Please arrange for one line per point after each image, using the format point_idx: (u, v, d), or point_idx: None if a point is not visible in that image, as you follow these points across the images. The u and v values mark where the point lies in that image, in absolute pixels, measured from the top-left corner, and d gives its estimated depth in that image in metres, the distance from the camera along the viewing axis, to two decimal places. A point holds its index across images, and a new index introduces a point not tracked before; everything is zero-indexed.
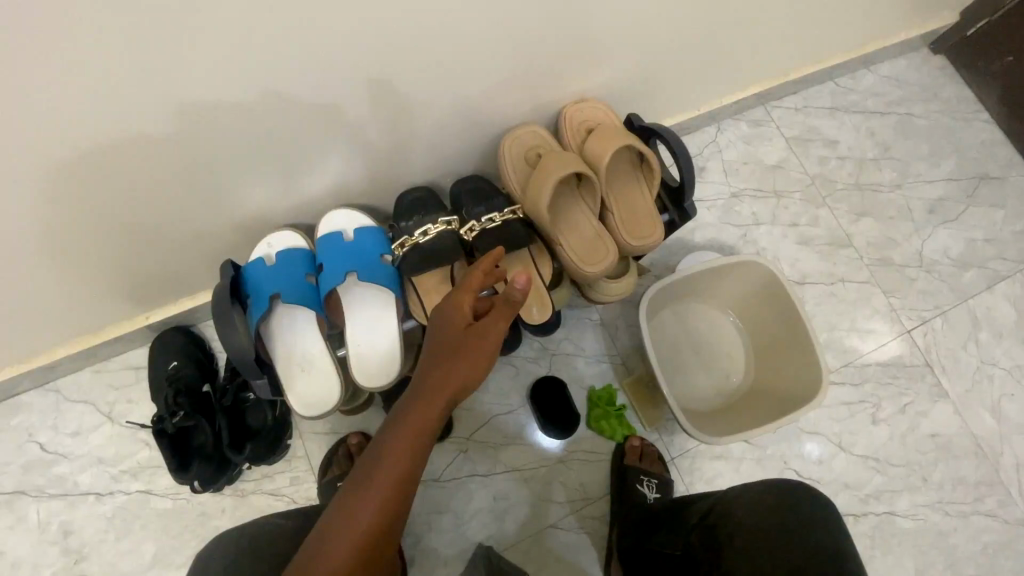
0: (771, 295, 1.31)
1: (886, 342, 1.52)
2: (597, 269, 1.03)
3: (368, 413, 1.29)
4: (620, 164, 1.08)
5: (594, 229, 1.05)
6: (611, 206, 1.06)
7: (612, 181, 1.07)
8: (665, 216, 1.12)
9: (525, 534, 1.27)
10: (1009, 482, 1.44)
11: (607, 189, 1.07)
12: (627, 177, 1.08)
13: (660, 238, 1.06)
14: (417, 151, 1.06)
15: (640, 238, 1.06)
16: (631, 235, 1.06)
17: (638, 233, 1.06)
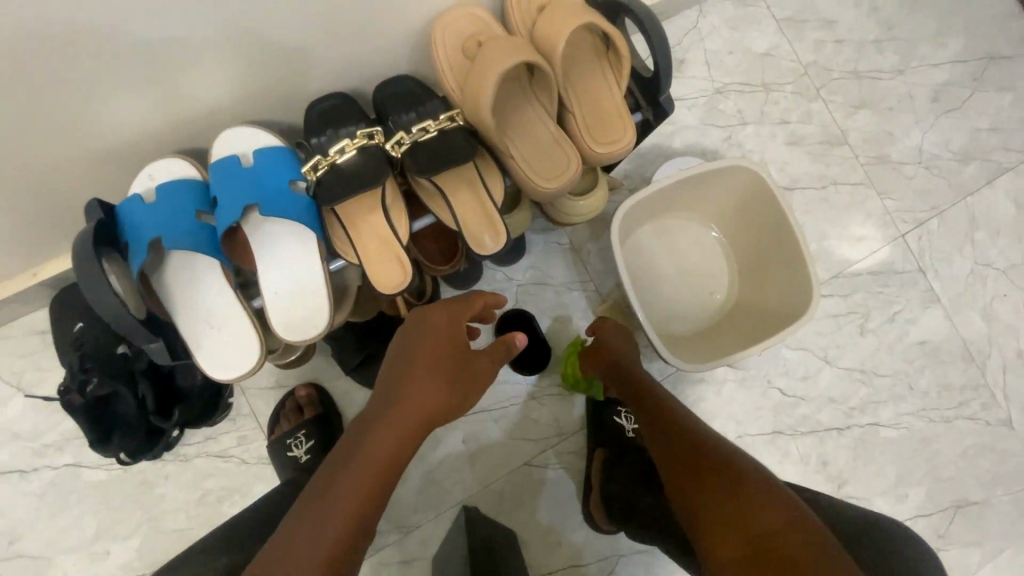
0: (760, 205, 1.16)
1: (879, 248, 1.41)
2: (555, 186, 0.85)
3: (316, 362, 1.17)
4: (580, 52, 0.88)
5: (550, 135, 0.87)
6: (570, 105, 0.87)
7: (571, 74, 0.87)
8: (638, 115, 0.93)
9: (499, 475, 1.21)
10: (993, 385, 1.40)
11: (565, 85, 0.87)
12: (589, 68, 0.88)
13: (632, 141, 0.87)
14: (329, 49, 0.85)
15: (607, 143, 0.88)
16: (596, 139, 0.88)
17: (604, 136, 0.88)
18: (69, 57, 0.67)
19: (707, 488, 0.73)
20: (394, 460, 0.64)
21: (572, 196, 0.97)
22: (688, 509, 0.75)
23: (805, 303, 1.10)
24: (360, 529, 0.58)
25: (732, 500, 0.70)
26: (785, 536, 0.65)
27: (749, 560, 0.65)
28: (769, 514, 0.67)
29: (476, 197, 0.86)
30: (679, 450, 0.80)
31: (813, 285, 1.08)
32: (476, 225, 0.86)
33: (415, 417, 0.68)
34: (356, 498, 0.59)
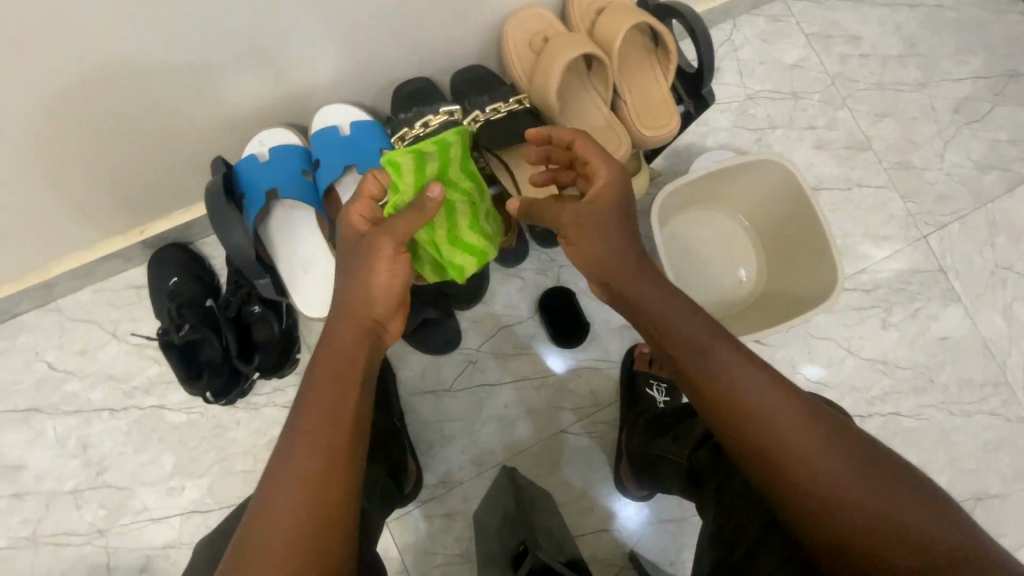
0: (790, 197, 1.25)
1: (901, 248, 1.48)
2: None
3: None
4: (633, 49, 1.00)
5: (604, 118, 0.99)
6: (623, 93, 0.99)
7: (624, 67, 0.99)
8: (681, 107, 1.04)
9: (538, 440, 1.30)
10: (1013, 383, 1.45)
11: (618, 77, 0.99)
12: (641, 63, 1.00)
13: (675, 128, 0.98)
14: (416, 41, 0.98)
15: (654, 128, 0.99)
16: (644, 125, 0.99)
17: (651, 122, 0.99)
18: (216, 40, 0.81)
19: (780, 425, 0.70)
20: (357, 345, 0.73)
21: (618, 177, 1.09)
22: (748, 445, 0.71)
23: (830, 286, 1.18)
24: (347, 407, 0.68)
25: (812, 441, 0.68)
26: (868, 474, 0.67)
27: (838, 501, 0.65)
28: (851, 453, 0.68)
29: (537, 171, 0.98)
30: (733, 378, 0.72)
31: (838, 270, 1.16)
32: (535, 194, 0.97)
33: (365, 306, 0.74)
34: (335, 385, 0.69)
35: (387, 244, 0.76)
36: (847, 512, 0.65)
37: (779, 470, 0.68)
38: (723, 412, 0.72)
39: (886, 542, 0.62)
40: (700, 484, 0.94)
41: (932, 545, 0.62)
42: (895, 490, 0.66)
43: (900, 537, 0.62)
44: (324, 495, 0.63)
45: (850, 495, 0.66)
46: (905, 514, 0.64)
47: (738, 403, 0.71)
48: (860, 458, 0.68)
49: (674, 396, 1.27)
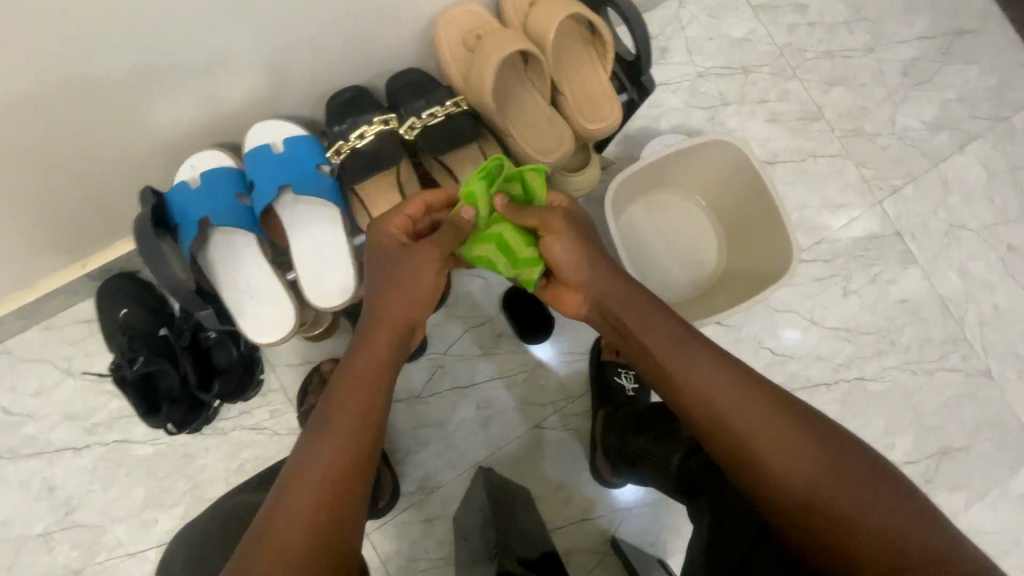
0: (742, 175, 1.26)
1: (857, 216, 1.50)
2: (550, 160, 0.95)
3: (339, 339, 1.27)
4: (568, 41, 0.97)
5: (545, 114, 0.96)
6: (563, 87, 0.97)
7: (563, 60, 0.97)
8: (625, 96, 1.03)
9: (513, 437, 1.30)
10: (971, 338, 1.49)
11: (556, 71, 0.97)
12: (579, 54, 0.98)
13: (619, 119, 0.97)
14: (346, 48, 0.95)
15: (597, 120, 0.97)
16: (587, 117, 0.98)
17: (594, 114, 0.97)
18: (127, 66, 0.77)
19: (751, 419, 0.72)
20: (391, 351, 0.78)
21: (567, 171, 1.08)
22: (721, 436, 0.73)
23: (786, 261, 1.19)
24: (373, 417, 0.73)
25: (778, 437, 0.71)
26: (833, 461, 0.69)
27: (810, 488, 0.68)
28: (821, 443, 0.70)
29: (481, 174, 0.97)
30: (705, 376, 0.76)
31: (793, 245, 1.17)
32: None
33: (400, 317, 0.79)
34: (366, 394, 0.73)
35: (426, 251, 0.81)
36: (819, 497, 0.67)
37: (753, 462, 0.71)
38: (701, 410, 0.75)
39: (860, 524, 0.64)
40: (696, 491, 0.91)
41: (899, 529, 0.63)
42: (860, 476, 0.68)
43: (870, 520, 0.64)
44: (340, 494, 0.66)
45: (822, 483, 0.68)
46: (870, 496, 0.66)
47: (714, 399, 0.74)
48: (827, 445, 0.70)
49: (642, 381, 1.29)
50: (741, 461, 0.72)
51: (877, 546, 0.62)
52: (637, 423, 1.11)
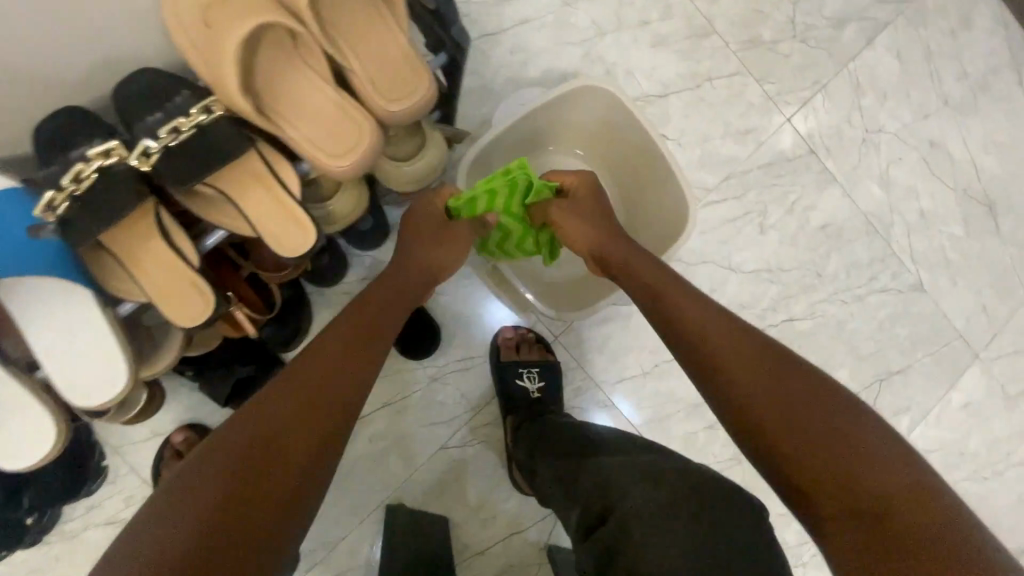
0: (619, 124, 1.08)
1: (766, 140, 1.33)
2: (346, 165, 0.73)
3: (189, 401, 1.08)
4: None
5: (332, 103, 0.73)
6: (350, 62, 0.73)
7: (343, 24, 0.73)
8: (442, 55, 0.83)
9: (418, 464, 1.16)
10: (900, 253, 1.37)
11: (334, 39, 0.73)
12: (363, 13, 0.73)
13: (430, 94, 0.75)
14: (37, 59, 0.69)
15: (402, 100, 0.75)
16: (388, 97, 0.74)
17: (397, 92, 0.75)
18: None
19: (771, 381, 0.70)
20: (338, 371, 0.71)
21: (391, 163, 0.91)
22: (745, 391, 0.70)
23: (682, 215, 1.03)
24: (291, 445, 0.61)
25: (792, 405, 0.67)
26: (846, 433, 0.63)
27: (818, 452, 0.63)
28: (833, 415, 0.65)
29: (266, 193, 0.74)
30: (731, 335, 0.76)
31: (687, 198, 1.01)
32: (275, 225, 0.75)
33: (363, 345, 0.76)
34: (280, 414, 0.63)
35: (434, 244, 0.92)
36: (823, 463, 0.62)
37: (766, 422, 0.67)
38: (730, 364, 0.73)
39: (871, 492, 0.59)
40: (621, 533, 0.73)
41: (922, 511, 0.56)
42: (872, 452, 0.61)
43: (884, 491, 0.58)
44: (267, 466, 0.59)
45: (828, 449, 0.62)
46: (893, 474, 0.59)
47: (723, 350, 0.75)
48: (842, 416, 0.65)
49: (546, 377, 1.15)
50: (750, 417, 0.69)
51: (887, 516, 0.56)
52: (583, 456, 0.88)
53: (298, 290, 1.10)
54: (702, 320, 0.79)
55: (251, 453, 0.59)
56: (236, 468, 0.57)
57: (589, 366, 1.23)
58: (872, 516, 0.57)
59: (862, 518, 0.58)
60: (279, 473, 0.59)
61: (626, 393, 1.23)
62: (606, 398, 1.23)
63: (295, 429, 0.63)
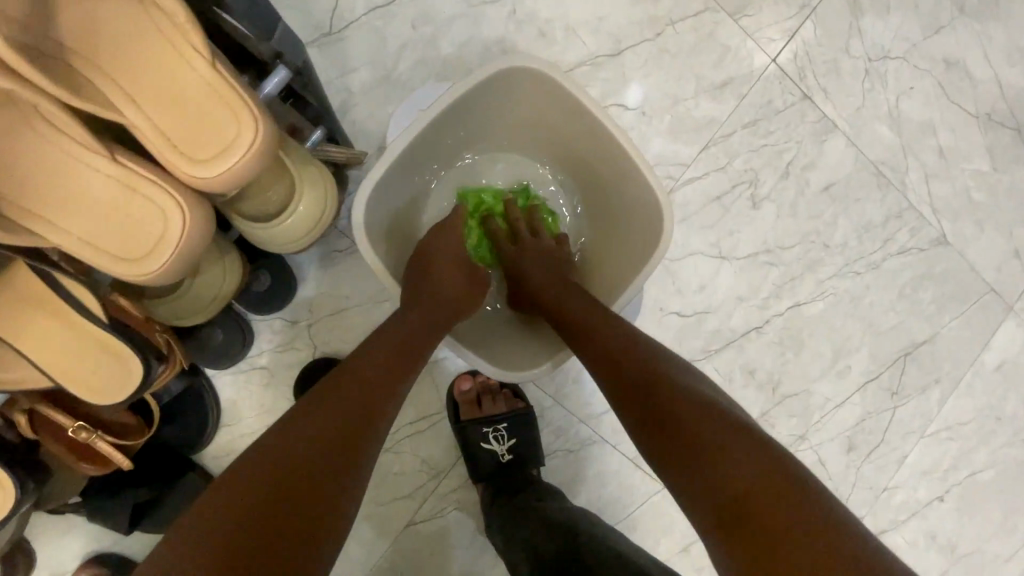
0: (559, 108, 0.83)
1: (748, 91, 1.08)
2: (148, 266, 0.50)
3: (87, 531, 0.88)
4: (109, 24, 0.50)
5: (113, 180, 0.50)
6: (124, 115, 0.49)
7: (111, 66, 0.50)
8: (270, 77, 0.59)
9: (383, 549, 0.98)
10: (919, 203, 1.15)
11: (106, 90, 0.50)
12: (136, 44, 0.50)
13: (252, 138, 0.50)
14: None
15: (211, 155, 0.50)
16: (191, 155, 0.50)
17: (202, 146, 0.50)
18: None
19: (651, 395, 0.63)
20: (370, 394, 0.62)
21: (254, 223, 0.68)
22: (640, 425, 0.63)
23: (654, 213, 0.81)
24: (315, 476, 0.53)
25: (674, 418, 0.60)
26: (720, 435, 0.57)
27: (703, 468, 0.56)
28: (711, 419, 0.58)
29: (81, 328, 0.60)
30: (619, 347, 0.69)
31: (656, 192, 0.79)
32: (104, 364, 0.61)
33: (398, 360, 0.67)
34: (302, 437, 0.54)
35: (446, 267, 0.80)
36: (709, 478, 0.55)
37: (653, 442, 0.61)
38: (619, 387, 0.67)
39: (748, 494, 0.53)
40: None
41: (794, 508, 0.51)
42: (747, 451, 0.55)
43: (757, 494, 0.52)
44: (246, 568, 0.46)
45: (709, 461, 0.56)
46: (766, 474, 0.54)
47: (613, 367, 0.68)
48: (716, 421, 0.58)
49: (516, 430, 0.97)
50: (649, 440, 0.62)
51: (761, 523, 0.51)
52: (582, 565, 0.73)
53: (194, 377, 0.87)
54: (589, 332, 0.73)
55: (265, 485, 0.50)
56: (246, 505, 0.49)
57: (569, 401, 1.03)
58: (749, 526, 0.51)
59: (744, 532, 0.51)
60: (299, 509, 0.50)
61: (619, 424, 1.03)
62: (594, 434, 1.03)
63: (314, 458, 0.53)
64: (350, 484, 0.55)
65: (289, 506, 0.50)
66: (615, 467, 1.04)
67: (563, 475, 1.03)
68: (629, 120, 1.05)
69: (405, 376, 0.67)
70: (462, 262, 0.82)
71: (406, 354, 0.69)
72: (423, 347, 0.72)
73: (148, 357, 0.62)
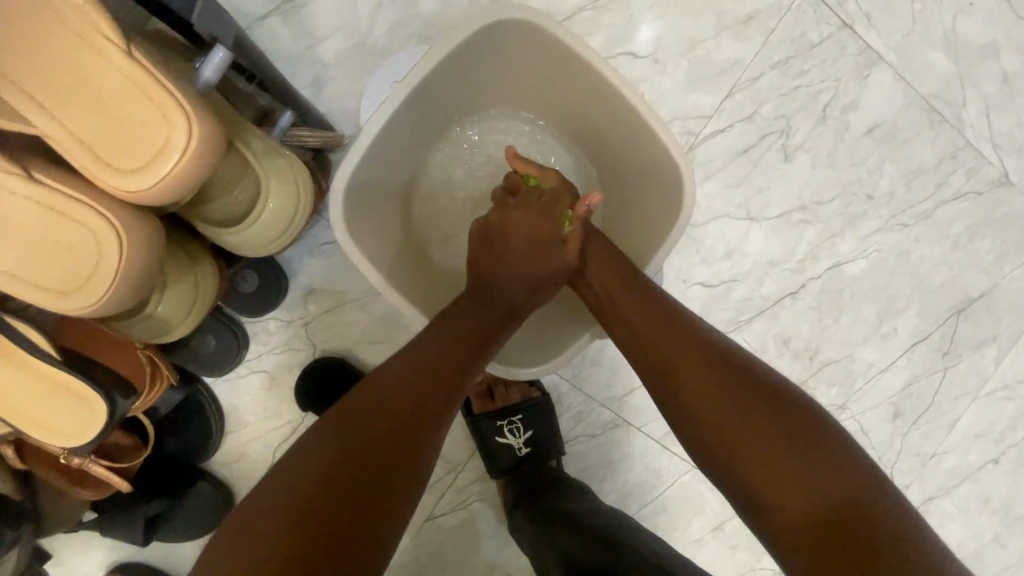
0: (556, 63, 0.72)
1: (778, 23, 0.94)
2: (84, 299, 0.46)
3: (105, 543, 0.87)
4: (2, 20, 0.43)
5: (35, 202, 0.45)
6: (42, 128, 0.44)
7: (19, 68, 0.44)
8: (210, 64, 0.51)
9: (403, 546, 0.95)
10: (979, 139, 1.00)
11: (18, 101, 0.44)
12: (49, 42, 0.44)
13: (189, 139, 0.44)
14: None
15: (138, 163, 0.44)
16: (117, 168, 0.44)
17: (129, 155, 0.44)
18: None
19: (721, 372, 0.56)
20: (418, 405, 0.55)
21: (221, 229, 0.61)
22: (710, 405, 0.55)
23: (671, 175, 0.71)
24: (364, 508, 0.48)
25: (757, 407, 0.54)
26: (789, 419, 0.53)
27: (813, 499, 0.48)
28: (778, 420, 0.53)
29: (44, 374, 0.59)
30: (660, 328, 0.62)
31: (671, 152, 0.69)
32: (65, 408, 0.60)
33: (430, 361, 0.59)
34: (342, 466, 0.49)
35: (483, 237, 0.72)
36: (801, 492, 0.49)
37: (715, 450, 0.54)
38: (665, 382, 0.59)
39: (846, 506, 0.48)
40: None
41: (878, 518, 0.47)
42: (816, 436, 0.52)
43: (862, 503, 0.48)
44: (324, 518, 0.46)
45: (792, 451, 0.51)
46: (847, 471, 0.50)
47: (657, 353, 0.61)
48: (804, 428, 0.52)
49: (533, 421, 0.92)
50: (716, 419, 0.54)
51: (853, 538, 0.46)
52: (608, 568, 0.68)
53: (190, 386, 0.83)
54: (627, 320, 0.65)
55: (309, 517, 0.45)
56: (286, 545, 0.44)
57: (589, 384, 0.96)
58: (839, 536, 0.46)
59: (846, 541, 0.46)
60: (346, 544, 0.46)
61: (642, 406, 0.97)
62: (617, 417, 0.97)
63: (366, 490, 0.48)
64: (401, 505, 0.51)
65: (324, 547, 0.45)
66: (640, 450, 0.98)
67: (586, 461, 0.98)
68: (640, 69, 0.92)
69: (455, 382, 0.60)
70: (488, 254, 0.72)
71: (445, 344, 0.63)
72: (480, 351, 0.64)
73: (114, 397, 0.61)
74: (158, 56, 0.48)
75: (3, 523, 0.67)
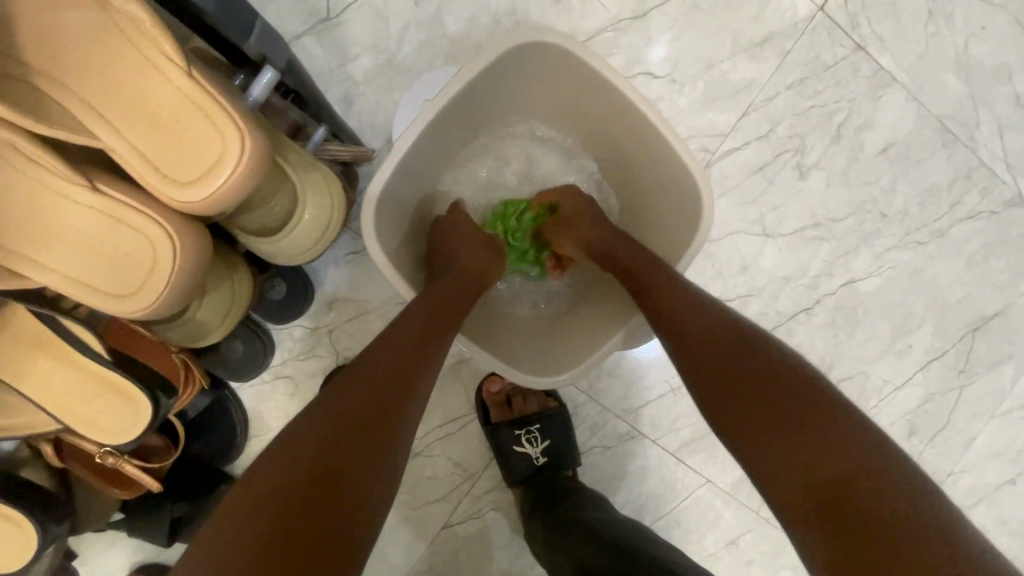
0: (580, 81, 0.74)
1: (793, 46, 0.96)
2: (144, 302, 0.49)
3: (130, 542, 0.89)
4: (94, 57, 0.49)
5: (106, 212, 0.49)
6: (111, 147, 0.48)
7: (104, 98, 0.49)
8: (258, 83, 0.55)
9: (419, 553, 0.96)
10: (992, 159, 1.01)
11: (93, 124, 0.48)
12: (128, 71, 0.48)
13: (236, 148, 0.46)
14: None
15: (194, 174, 0.47)
16: (173, 180, 0.48)
17: (186, 165, 0.48)
18: None
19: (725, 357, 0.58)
20: (383, 411, 0.54)
21: (258, 237, 0.64)
22: (714, 387, 0.57)
23: (690, 191, 0.73)
24: (343, 513, 0.47)
25: (756, 383, 0.54)
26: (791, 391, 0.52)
27: (805, 471, 0.48)
28: (795, 404, 0.52)
29: (91, 374, 0.63)
30: (687, 314, 0.63)
31: (689, 167, 0.71)
32: (109, 406, 0.63)
33: (422, 349, 0.61)
34: (320, 472, 0.48)
35: (478, 248, 0.75)
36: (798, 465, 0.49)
37: (733, 434, 0.54)
38: (692, 367, 0.60)
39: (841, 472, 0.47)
40: None
41: (894, 499, 0.44)
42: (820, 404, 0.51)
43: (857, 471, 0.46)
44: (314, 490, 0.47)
45: (787, 423, 0.51)
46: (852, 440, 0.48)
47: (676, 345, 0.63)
48: (808, 401, 0.51)
49: (550, 431, 0.94)
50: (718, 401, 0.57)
51: (862, 515, 0.44)
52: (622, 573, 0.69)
53: (218, 391, 0.85)
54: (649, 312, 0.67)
55: (289, 527, 0.45)
56: (263, 527, 0.45)
57: (604, 395, 0.97)
58: (842, 523, 0.45)
59: (837, 508, 0.46)
60: (326, 548, 0.45)
61: (658, 418, 0.98)
62: (632, 429, 0.98)
63: (359, 464, 0.50)
64: (377, 500, 0.51)
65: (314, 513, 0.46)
66: (655, 462, 0.98)
67: (601, 471, 0.99)
68: (657, 89, 0.95)
69: (417, 383, 0.59)
70: (484, 257, 0.75)
71: (443, 330, 0.64)
72: (443, 344, 0.64)
73: (156, 397, 0.63)
74: (212, 75, 0.51)
75: (50, 518, 0.69)
